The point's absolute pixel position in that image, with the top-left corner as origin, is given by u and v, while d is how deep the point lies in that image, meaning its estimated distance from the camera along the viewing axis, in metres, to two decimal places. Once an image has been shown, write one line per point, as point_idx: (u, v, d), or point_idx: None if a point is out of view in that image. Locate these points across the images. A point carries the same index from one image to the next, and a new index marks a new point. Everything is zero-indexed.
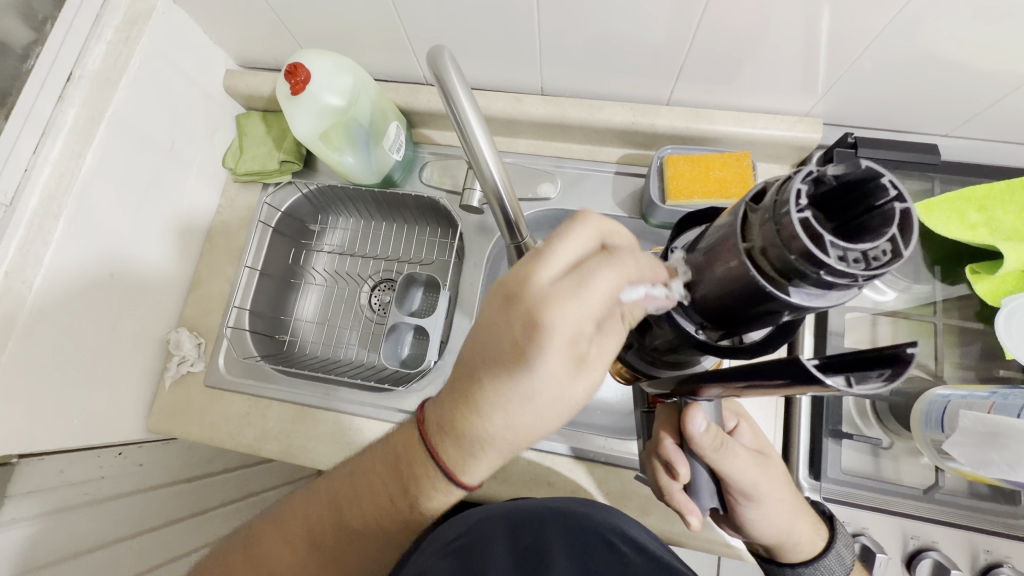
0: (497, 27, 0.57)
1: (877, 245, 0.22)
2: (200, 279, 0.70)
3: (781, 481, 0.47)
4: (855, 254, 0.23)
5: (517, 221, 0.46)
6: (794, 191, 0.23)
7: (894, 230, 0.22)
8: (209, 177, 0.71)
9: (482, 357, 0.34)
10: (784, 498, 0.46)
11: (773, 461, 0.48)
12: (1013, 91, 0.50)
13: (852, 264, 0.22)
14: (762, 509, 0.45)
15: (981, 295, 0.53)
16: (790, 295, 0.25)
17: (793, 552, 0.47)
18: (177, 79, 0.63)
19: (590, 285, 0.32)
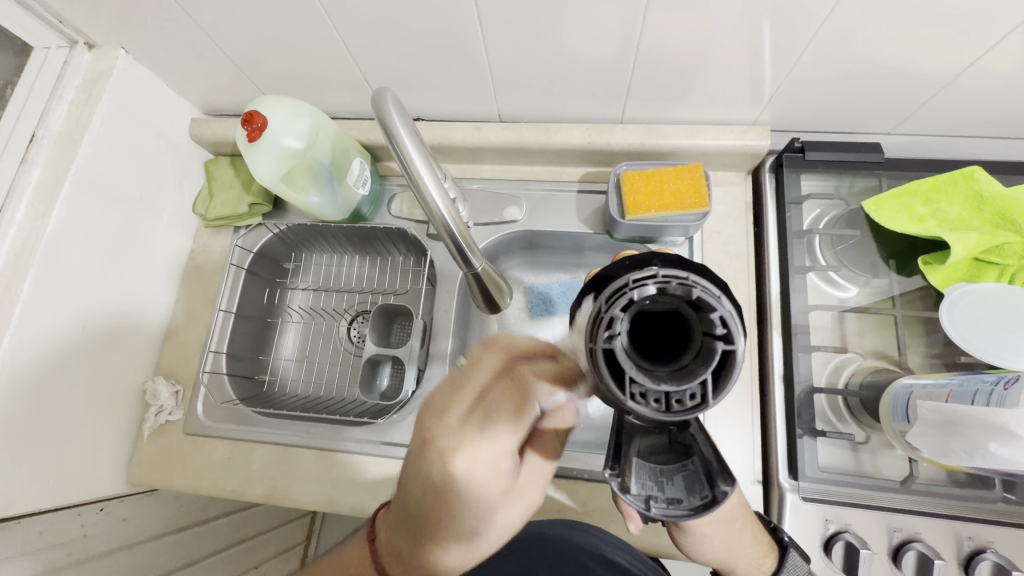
0: (449, 60, 0.58)
1: (686, 389, 0.24)
2: (176, 327, 0.70)
3: (723, 518, 0.44)
4: (659, 392, 0.24)
5: (470, 247, 0.48)
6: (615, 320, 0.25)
7: (708, 375, 0.24)
8: (180, 224, 0.71)
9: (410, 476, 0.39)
10: (739, 540, 0.45)
11: (722, 498, 0.43)
12: (942, 88, 0.53)
13: (652, 401, 0.24)
14: (696, 538, 0.45)
15: (935, 284, 0.55)
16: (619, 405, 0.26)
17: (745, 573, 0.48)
18: (142, 132, 0.64)
19: (499, 422, 0.39)
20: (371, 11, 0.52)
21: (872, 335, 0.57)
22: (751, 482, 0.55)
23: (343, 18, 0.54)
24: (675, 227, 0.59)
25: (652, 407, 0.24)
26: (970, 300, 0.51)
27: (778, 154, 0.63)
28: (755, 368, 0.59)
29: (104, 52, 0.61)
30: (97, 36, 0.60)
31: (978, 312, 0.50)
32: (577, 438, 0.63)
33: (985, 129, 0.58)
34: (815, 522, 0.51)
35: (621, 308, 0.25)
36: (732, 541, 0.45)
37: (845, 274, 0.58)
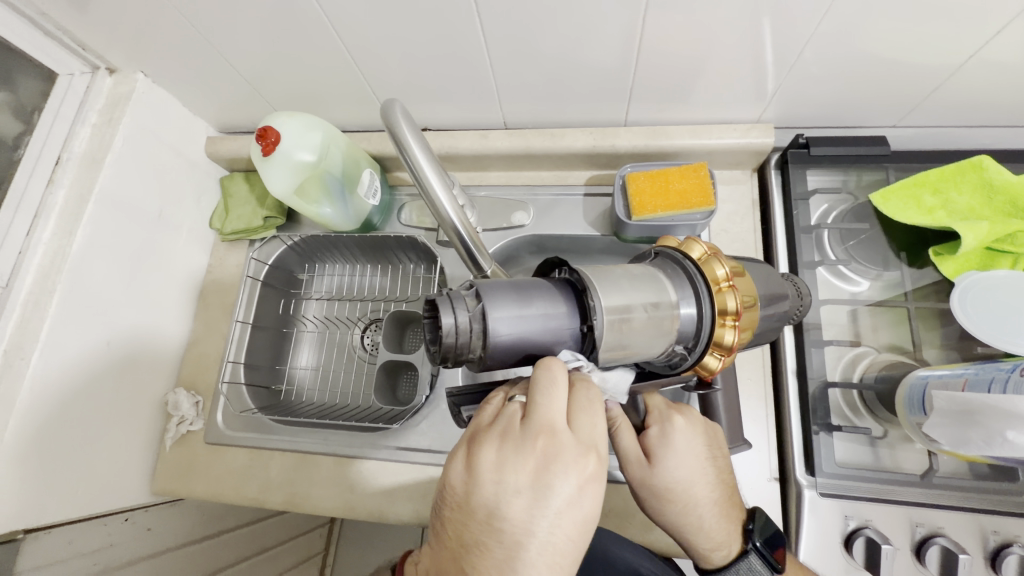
0: (453, 69, 0.60)
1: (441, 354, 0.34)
2: (195, 339, 0.72)
3: (652, 488, 0.46)
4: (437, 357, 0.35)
5: (479, 253, 0.48)
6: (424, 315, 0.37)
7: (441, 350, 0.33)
8: (198, 239, 0.74)
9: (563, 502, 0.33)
10: (687, 523, 0.46)
11: (655, 473, 0.46)
12: (945, 80, 0.53)
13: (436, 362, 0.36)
14: (643, 508, 0.49)
15: (948, 275, 0.55)
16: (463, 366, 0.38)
17: (704, 562, 0.48)
18: (160, 151, 0.66)
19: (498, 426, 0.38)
20: (376, 25, 0.54)
21: (886, 328, 0.56)
22: (768, 480, 0.55)
23: (350, 33, 0.55)
24: (683, 225, 0.59)
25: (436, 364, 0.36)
26: (981, 290, 0.51)
27: (783, 150, 0.63)
28: (768, 365, 0.59)
29: (124, 76, 0.64)
30: (118, 61, 0.62)
31: (990, 302, 0.50)
32: None
33: (993, 118, 0.58)
34: (834, 518, 0.51)
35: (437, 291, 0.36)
36: (664, 515, 0.47)
37: (856, 267, 0.58)
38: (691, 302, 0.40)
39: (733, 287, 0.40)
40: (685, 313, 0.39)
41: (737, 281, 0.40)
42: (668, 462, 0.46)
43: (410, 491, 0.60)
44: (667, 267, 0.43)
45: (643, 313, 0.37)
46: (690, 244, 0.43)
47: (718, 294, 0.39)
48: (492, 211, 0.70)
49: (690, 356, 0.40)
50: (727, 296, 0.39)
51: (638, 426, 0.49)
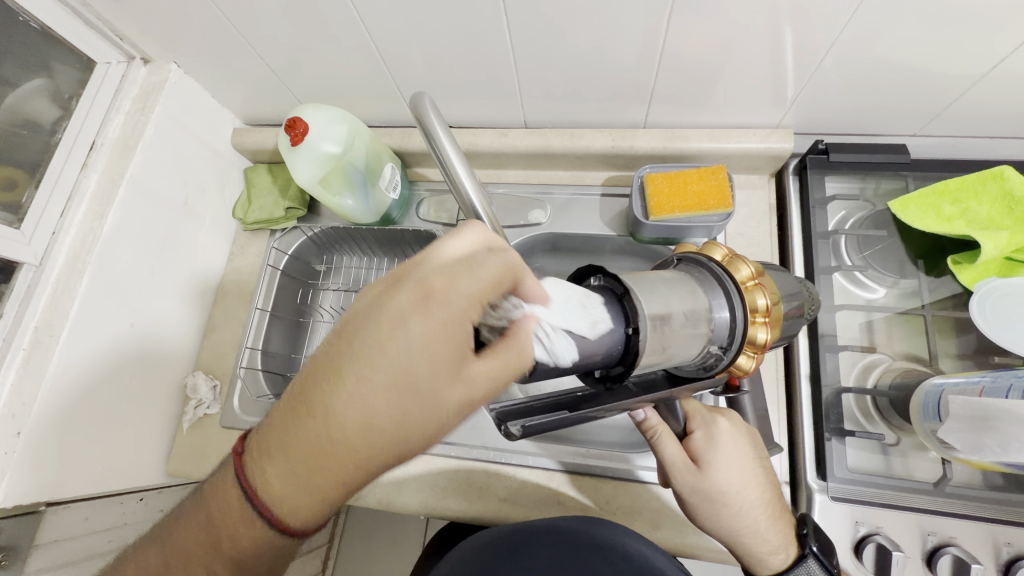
0: (476, 68, 0.61)
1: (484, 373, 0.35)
2: (214, 327, 0.73)
3: (704, 494, 0.48)
4: None
5: None
6: None
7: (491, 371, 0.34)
8: (221, 229, 0.75)
9: (421, 335, 0.31)
10: (740, 525, 0.47)
11: (707, 478, 0.48)
12: (967, 90, 0.53)
13: None
14: (693, 513, 0.50)
15: (966, 283, 0.54)
16: None
17: (756, 564, 0.49)
18: (189, 140, 0.68)
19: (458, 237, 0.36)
20: (406, 23, 0.55)
21: (900, 335, 0.57)
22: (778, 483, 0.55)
23: (379, 29, 0.57)
24: (699, 227, 0.60)
25: None
26: (998, 299, 0.50)
27: (801, 156, 0.63)
28: (781, 369, 0.59)
29: (158, 67, 0.65)
30: (153, 52, 0.64)
31: (1009, 312, 0.50)
32: (603, 438, 0.66)
33: (1013, 130, 0.58)
34: (845, 524, 0.51)
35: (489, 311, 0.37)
36: (717, 519, 0.48)
37: (872, 274, 0.58)
38: (722, 305, 0.41)
39: (758, 285, 0.42)
40: (718, 318, 0.41)
41: (760, 281, 0.43)
42: (723, 469, 0.48)
43: (421, 482, 0.60)
44: (694, 271, 0.44)
45: (683, 316, 0.37)
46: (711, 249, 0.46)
47: (748, 293, 0.41)
48: (509, 209, 0.70)
49: (724, 355, 0.41)
50: (756, 295, 0.41)
51: (680, 433, 0.51)
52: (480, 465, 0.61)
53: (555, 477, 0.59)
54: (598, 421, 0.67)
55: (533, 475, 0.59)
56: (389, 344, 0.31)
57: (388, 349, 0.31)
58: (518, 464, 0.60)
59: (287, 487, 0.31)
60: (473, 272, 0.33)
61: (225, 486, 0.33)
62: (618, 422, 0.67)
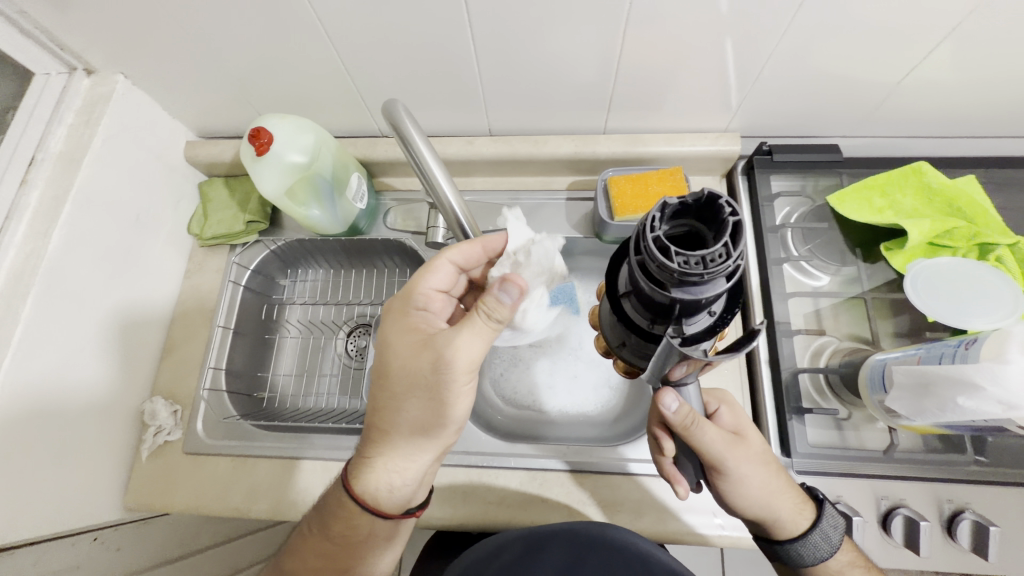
0: (441, 78, 0.62)
1: (714, 250, 0.28)
2: (172, 348, 0.70)
3: (754, 460, 0.48)
4: (694, 258, 0.28)
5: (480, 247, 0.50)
6: (650, 223, 0.30)
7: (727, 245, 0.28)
8: (176, 246, 0.72)
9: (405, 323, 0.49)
10: (778, 484, 0.48)
11: (750, 446, 0.48)
12: (887, 95, 0.60)
13: (693, 264, 0.28)
14: (737, 487, 0.48)
15: (898, 267, 0.59)
16: (676, 291, 0.30)
17: (782, 532, 0.48)
18: (140, 153, 0.65)
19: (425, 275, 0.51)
20: (369, 31, 0.55)
21: (845, 319, 0.61)
22: None
23: (342, 38, 0.56)
24: None
25: (696, 274, 0.28)
26: (926, 279, 0.56)
27: (748, 157, 0.68)
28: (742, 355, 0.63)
29: (103, 77, 0.62)
30: (97, 62, 0.61)
31: (939, 289, 0.55)
32: (581, 434, 0.68)
33: (927, 129, 0.65)
34: None
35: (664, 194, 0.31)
36: (766, 488, 0.47)
37: (817, 263, 0.63)
38: None
39: None
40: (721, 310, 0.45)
41: None
42: (757, 435, 0.50)
43: None
44: None
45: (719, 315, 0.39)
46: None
47: None
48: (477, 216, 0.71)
49: None
50: None
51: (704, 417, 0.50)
52: (463, 470, 0.61)
53: (538, 476, 0.60)
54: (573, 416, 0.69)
55: (517, 476, 0.60)
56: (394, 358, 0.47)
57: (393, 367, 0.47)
58: (502, 466, 0.60)
59: (376, 468, 0.47)
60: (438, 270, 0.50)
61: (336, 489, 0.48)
62: (593, 417, 0.69)
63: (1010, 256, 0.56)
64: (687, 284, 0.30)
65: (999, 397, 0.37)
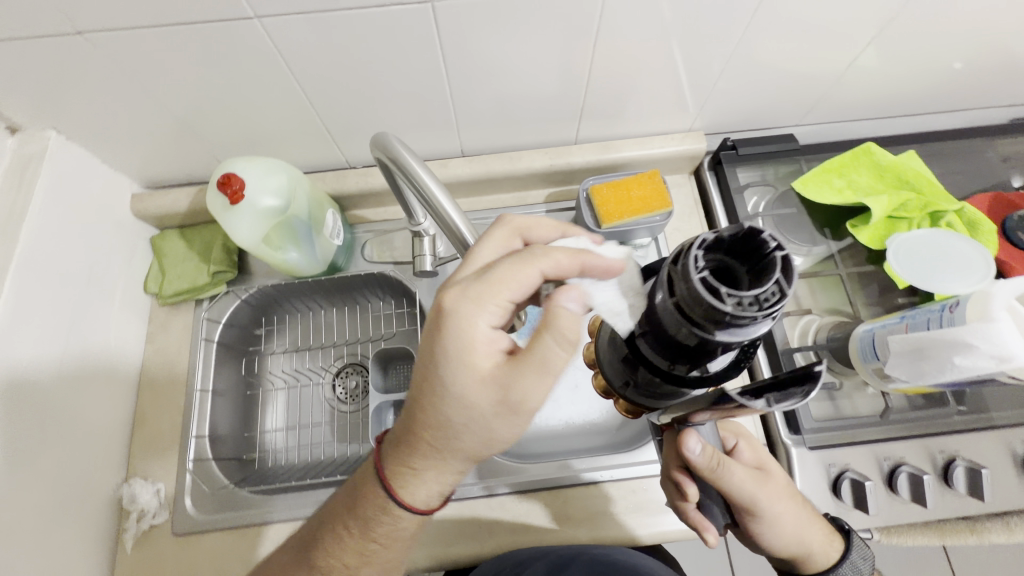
0: (411, 103, 0.61)
1: (769, 287, 0.24)
2: (144, 420, 0.63)
3: (782, 494, 0.49)
4: (749, 297, 0.24)
5: None
6: (692, 256, 0.25)
7: (782, 277, 0.24)
8: (134, 309, 0.66)
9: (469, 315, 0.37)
10: (806, 516, 0.50)
11: (776, 480, 0.50)
12: (831, 84, 0.64)
13: (750, 306, 0.23)
14: (772, 527, 0.48)
15: (865, 240, 0.64)
16: (715, 336, 0.25)
17: (812, 564, 0.50)
18: (83, 212, 0.59)
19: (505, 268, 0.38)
20: (336, 64, 0.53)
21: (821, 294, 0.65)
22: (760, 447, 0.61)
23: (308, 73, 0.54)
24: (643, 228, 0.64)
25: (753, 312, 0.23)
26: (906, 250, 0.60)
27: (714, 153, 0.71)
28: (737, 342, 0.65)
29: (32, 135, 0.56)
30: (23, 119, 0.55)
31: (914, 258, 0.60)
32: (594, 443, 0.68)
33: (866, 112, 0.71)
34: (819, 468, 0.57)
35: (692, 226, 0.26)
36: (796, 523, 0.49)
37: (792, 247, 0.67)
38: None
39: None
40: None
41: None
42: (777, 466, 0.52)
43: (426, 534, 0.57)
44: None
45: None
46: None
47: None
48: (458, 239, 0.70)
49: None
50: None
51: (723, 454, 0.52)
52: (485, 501, 0.59)
53: (561, 494, 0.59)
54: (582, 426, 0.68)
55: (540, 496, 0.59)
56: (460, 366, 0.37)
57: (460, 375, 0.37)
58: (524, 489, 0.59)
59: (428, 484, 0.40)
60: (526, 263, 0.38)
61: (370, 492, 0.41)
62: (602, 425, 0.69)
63: (957, 220, 0.62)
64: (733, 328, 0.25)
65: (991, 352, 0.41)
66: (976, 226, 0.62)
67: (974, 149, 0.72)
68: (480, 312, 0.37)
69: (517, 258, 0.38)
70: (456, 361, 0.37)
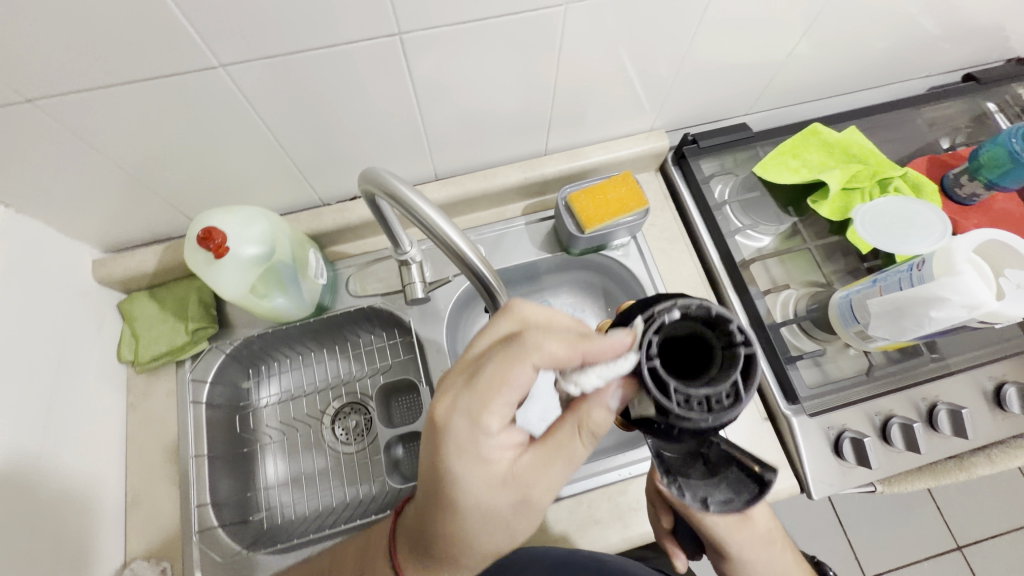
0: (383, 134, 0.61)
1: (719, 392, 0.30)
2: (136, 498, 0.59)
3: (753, 539, 0.46)
4: (698, 398, 0.30)
5: (497, 291, 0.49)
6: (646, 343, 0.32)
7: (733, 378, 0.30)
8: (110, 381, 0.62)
9: (473, 422, 0.37)
10: (780, 565, 0.48)
11: (753, 523, 0.46)
12: (775, 74, 0.69)
13: (695, 406, 0.30)
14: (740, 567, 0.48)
15: (825, 214, 0.68)
16: (667, 424, 0.31)
17: None
18: (44, 288, 0.55)
19: (508, 373, 0.37)
20: (304, 104, 0.53)
21: (792, 269, 0.70)
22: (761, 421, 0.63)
23: (276, 117, 0.53)
24: (623, 229, 0.66)
25: (696, 411, 0.30)
26: (869, 217, 0.64)
27: (676, 148, 0.74)
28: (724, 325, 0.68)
29: None
30: None
31: (875, 224, 0.63)
32: (604, 444, 0.69)
33: (805, 95, 0.76)
34: (820, 433, 0.60)
35: (666, 306, 0.33)
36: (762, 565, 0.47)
37: (761, 228, 0.71)
38: None
39: None
40: None
41: None
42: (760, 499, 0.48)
43: None
44: None
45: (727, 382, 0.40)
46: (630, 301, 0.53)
47: None
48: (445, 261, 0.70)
49: None
50: None
51: None
52: None
53: (584, 499, 0.59)
54: None
55: (562, 504, 0.59)
56: (471, 478, 0.37)
57: (470, 482, 0.37)
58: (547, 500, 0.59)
59: None
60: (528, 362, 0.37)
61: (380, 556, 0.44)
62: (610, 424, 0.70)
63: (903, 183, 0.68)
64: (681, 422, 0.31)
65: (962, 302, 0.45)
66: (919, 188, 0.68)
67: (903, 118, 0.78)
68: (480, 424, 0.37)
69: (514, 356, 0.37)
70: (470, 474, 0.37)
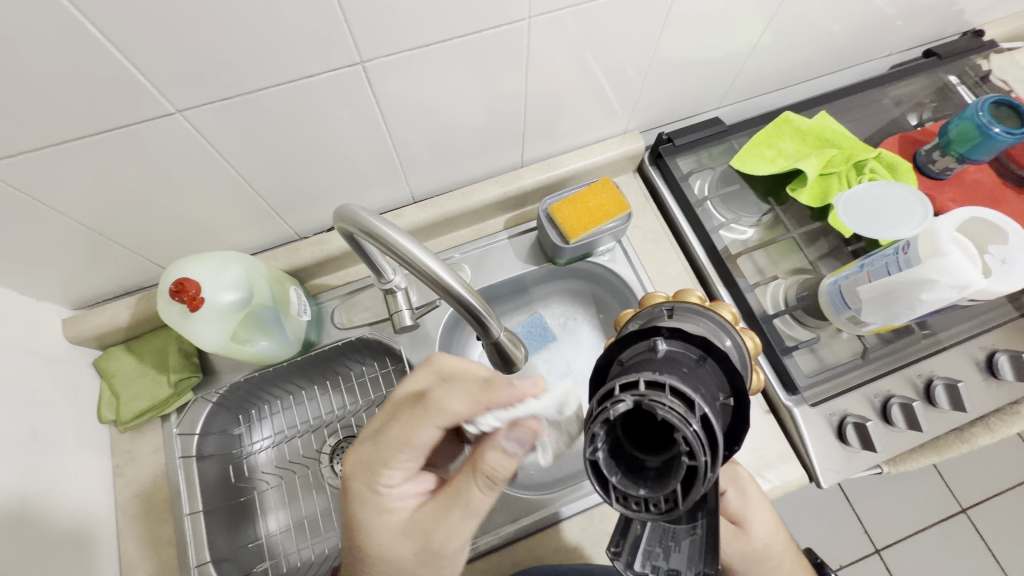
0: (354, 163, 0.59)
1: (658, 496, 0.27)
2: (131, 566, 0.56)
3: (751, 555, 0.48)
4: (637, 495, 0.28)
5: (488, 319, 0.47)
6: (589, 437, 0.28)
7: (677, 485, 0.27)
8: (92, 444, 0.59)
9: (371, 476, 0.40)
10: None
11: (749, 539, 0.48)
12: (742, 66, 0.69)
13: (631, 503, 0.28)
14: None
15: (806, 201, 0.68)
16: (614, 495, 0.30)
17: None
18: (11, 357, 0.52)
19: (400, 425, 0.39)
20: (271, 141, 0.51)
21: (778, 258, 0.70)
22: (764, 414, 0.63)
23: (243, 156, 0.51)
24: (607, 235, 0.66)
25: (633, 508, 0.28)
26: (850, 202, 0.64)
27: (652, 148, 0.74)
28: None
29: None
30: None
31: (856, 208, 0.64)
32: None
33: (773, 84, 0.77)
34: (823, 420, 0.60)
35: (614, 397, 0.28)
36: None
37: (743, 220, 0.71)
38: (724, 332, 0.44)
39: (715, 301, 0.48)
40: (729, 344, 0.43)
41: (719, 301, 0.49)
42: (763, 514, 0.49)
43: None
44: (698, 319, 0.44)
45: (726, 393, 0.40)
46: (651, 298, 0.49)
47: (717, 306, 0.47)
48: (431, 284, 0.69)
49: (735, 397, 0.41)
50: (721, 308, 0.47)
51: None
52: (524, 543, 0.57)
53: (596, 513, 0.58)
54: None
55: (575, 521, 0.58)
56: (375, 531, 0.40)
57: (374, 534, 0.40)
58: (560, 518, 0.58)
59: None
60: (421, 416, 0.39)
61: None
62: None
63: (878, 165, 0.68)
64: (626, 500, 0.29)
65: (952, 283, 0.45)
66: (894, 167, 0.69)
67: (871, 98, 0.79)
68: (381, 473, 0.40)
69: (414, 417, 0.39)
70: (373, 525, 0.40)
